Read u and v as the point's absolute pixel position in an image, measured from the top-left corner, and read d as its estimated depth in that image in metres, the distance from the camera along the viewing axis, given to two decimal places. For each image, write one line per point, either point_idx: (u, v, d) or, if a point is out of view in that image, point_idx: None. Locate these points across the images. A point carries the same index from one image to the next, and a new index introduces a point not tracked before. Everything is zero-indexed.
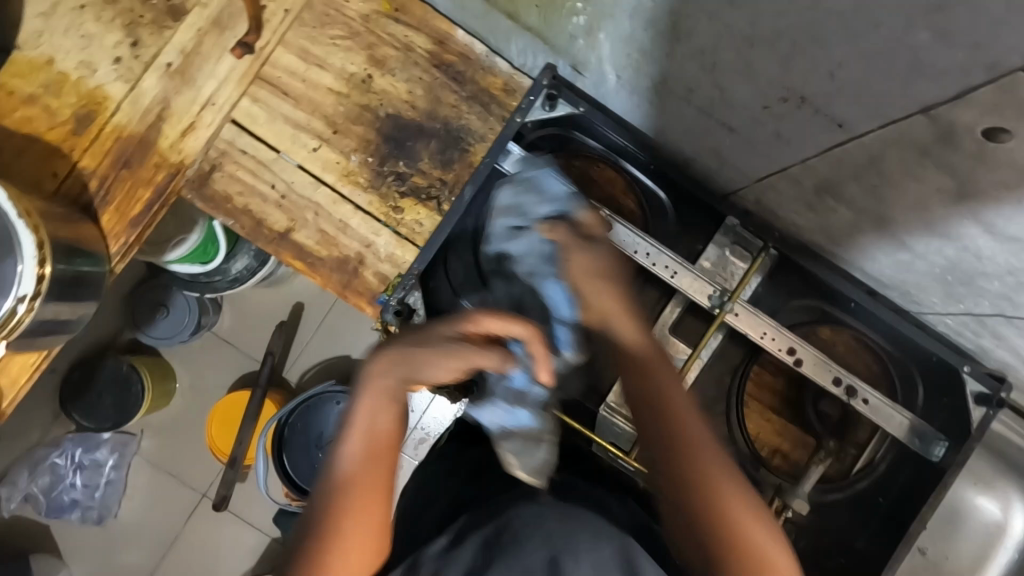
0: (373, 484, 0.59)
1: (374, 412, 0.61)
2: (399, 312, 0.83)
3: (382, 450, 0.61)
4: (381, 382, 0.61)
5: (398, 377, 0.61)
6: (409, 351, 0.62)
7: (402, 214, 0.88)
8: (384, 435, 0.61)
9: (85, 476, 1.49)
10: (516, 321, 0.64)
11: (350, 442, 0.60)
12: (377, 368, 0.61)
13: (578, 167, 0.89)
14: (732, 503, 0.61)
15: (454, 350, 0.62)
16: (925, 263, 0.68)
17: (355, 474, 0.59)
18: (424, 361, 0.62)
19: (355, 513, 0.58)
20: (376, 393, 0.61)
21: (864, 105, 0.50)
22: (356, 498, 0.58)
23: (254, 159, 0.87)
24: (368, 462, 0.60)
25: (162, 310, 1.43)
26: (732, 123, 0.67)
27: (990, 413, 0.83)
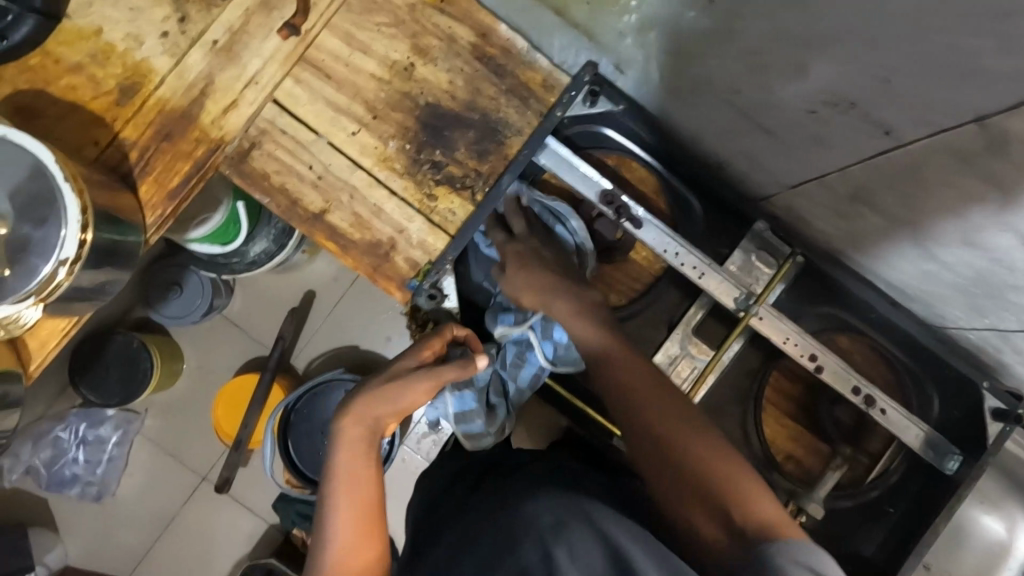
0: (364, 523, 0.68)
1: (352, 465, 0.69)
2: (432, 297, 0.89)
3: (363, 492, 0.69)
4: (355, 436, 0.70)
5: (370, 425, 0.70)
6: (373, 396, 0.71)
7: (436, 202, 0.89)
8: (364, 478, 0.69)
9: (89, 451, 1.48)
10: (444, 329, 0.79)
11: (336, 498, 0.68)
12: (349, 422, 0.70)
13: (612, 165, 0.93)
14: (699, 452, 0.64)
15: (422, 373, 0.73)
16: (953, 275, 0.69)
17: (346, 524, 0.67)
18: (386, 392, 0.72)
19: (345, 547, 0.66)
20: (348, 437, 0.70)
21: (914, 112, 0.51)
22: (349, 538, 0.67)
23: (293, 140, 0.89)
24: (351, 508, 0.68)
25: (175, 289, 1.42)
26: (773, 127, 0.69)
27: (1007, 429, 0.82)
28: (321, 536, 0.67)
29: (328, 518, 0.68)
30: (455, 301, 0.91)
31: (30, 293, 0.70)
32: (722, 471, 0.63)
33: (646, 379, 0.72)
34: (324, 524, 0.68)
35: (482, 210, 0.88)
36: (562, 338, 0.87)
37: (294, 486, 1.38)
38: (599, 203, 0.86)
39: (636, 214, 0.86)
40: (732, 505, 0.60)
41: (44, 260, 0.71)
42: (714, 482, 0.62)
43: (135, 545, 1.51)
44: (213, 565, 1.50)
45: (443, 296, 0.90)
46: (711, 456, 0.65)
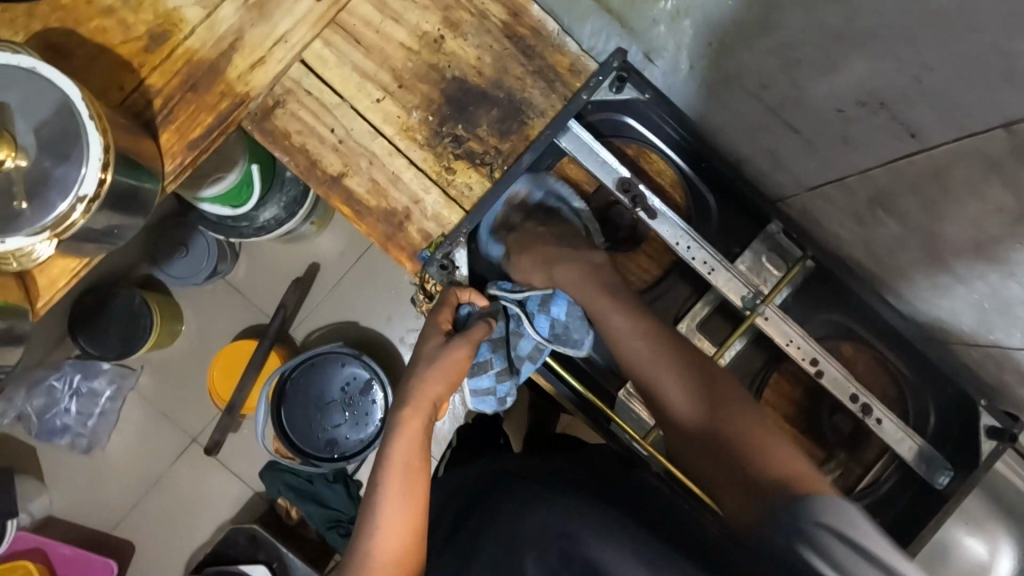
0: (415, 504, 0.67)
1: (407, 446, 0.70)
2: (444, 267, 0.86)
3: (414, 474, 0.68)
4: (412, 419, 0.71)
5: (425, 408, 0.72)
6: (423, 377, 0.75)
7: (454, 175, 0.89)
8: (417, 462, 0.69)
9: (81, 403, 1.48)
10: (457, 290, 0.83)
11: (389, 480, 0.68)
12: (406, 408, 0.72)
13: (631, 156, 0.93)
14: (740, 425, 0.65)
15: (459, 341, 0.77)
16: (964, 288, 0.70)
17: (397, 504, 0.66)
18: (427, 369, 0.75)
19: (395, 525, 0.64)
20: (403, 421, 0.72)
21: (943, 113, 0.52)
22: (399, 516, 0.65)
23: (317, 101, 0.89)
24: (404, 489, 0.67)
25: (182, 250, 1.43)
26: (797, 125, 0.69)
27: (1000, 447, 0.84)
28: (370, 517, 0.66)
29: (377, 499, 0.66)
30: (466, 273, 0.87)
31: (46, 226, 0.70)
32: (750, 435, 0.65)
33: (664, 359, 0.73)
34: (374, 507, 0.66)
35: (498, 186, 0.88)
36: (560, 313, 0.86)
37: (286, 454, 1.38)
38: (616, 190, 0.86)
39: (652, 205, 0.86)
40: (756, 465, 0.62)
41: (60, 196, 0.71)
42: (743, 446, 0.64)
43: (120, 499, 1.51)
44: (197, 526, 1.50)
45: (455, 267, 0.87)
46: (743, 422, 0.66)
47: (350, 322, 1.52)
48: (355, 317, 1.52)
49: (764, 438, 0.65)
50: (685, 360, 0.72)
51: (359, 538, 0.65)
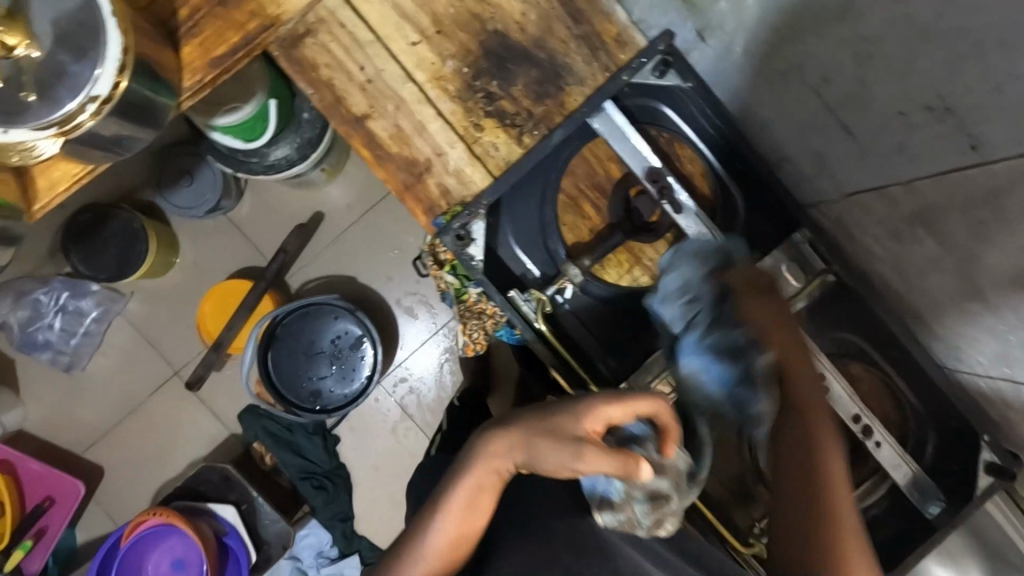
0: (460, 547, 0.59)
1: (477, 484, 0.59)
2: (459, 238, 0.78)
3: (472, 515, 0.60)
4: (495, 458, 0.59)
5: (513, 459, 0.59)
6: (534, 434, 0.57)
7: (481, 133, 0.86)
8: (480, 504, 0.60)
9: (67, 320, 1.45)
10: (640, 401, 0.56)
11: (444, 511, 0.59)
12: (495, 442, 0.59)
13: (663, 144, 0.87)
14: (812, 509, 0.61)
15: (584, 452, 0.54)
16: (991, 317, 0.68)
17: (445, 541, 0.59)
18: (545, 454, 0.56)
19: (431, 560, 0.58)
20: (494, 470, 0.59)
21: (1012, 129, 0.50)
22: (439, 553, 0.59)
23: (350, 36, 0.84)
24: (457, 523, 0.59)
25: (186, 179, 1.39)
26: (851, 125, 0.66)
27: (997, 484, 0.82)
28: (413, 536, 0.60)
29: (429, 523, 0.59)
30: (481, 249, 0.79)
31: (52, 122, 0.67)
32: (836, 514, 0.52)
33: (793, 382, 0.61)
34: (422, 526, 0.60)
35: (525, 160, 0.79)
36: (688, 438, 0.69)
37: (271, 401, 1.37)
38: (644, 179, 0.82)
39: (679, 199, 0.82)
40: None
41: (71, 94, 0.67)
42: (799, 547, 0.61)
43: (96, 423, 1.49)
44: (169, 460, 1.49)
45: (469, 241, 0.79)
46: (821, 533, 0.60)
47: (349, 277, 1.49)
48: (354, 272, 1.49)
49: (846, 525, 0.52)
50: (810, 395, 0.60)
51: (400, 543, 0.61)
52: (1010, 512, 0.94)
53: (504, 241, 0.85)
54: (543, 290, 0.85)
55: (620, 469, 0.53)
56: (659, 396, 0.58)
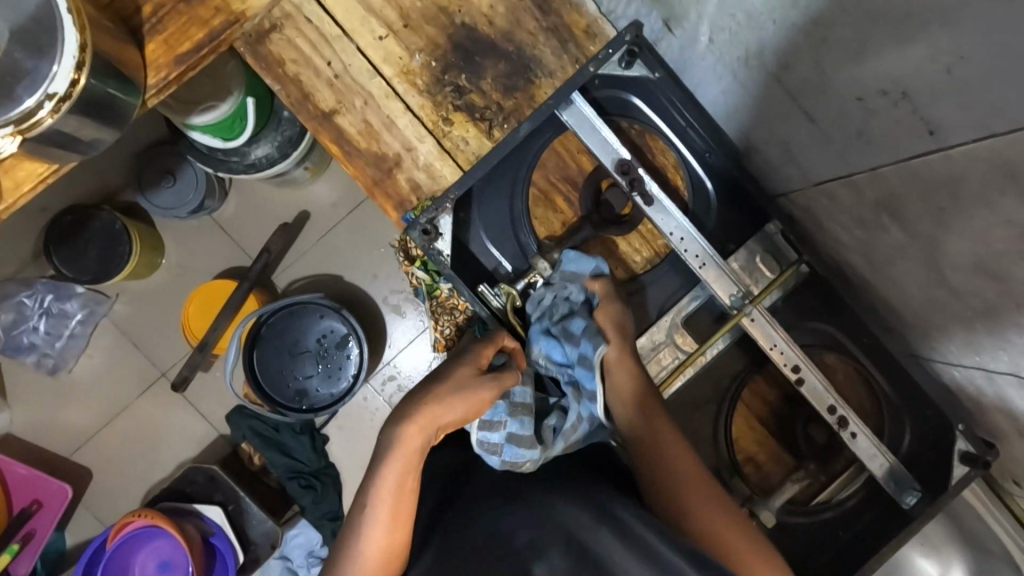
0: (402, 528, 0.60)
1: (403, 464, 0.61)
2: (426, 233, 0.77)
3: (404, 496, 0.61)
4: (415, 433, 0.62)
5: (433, 425, 0.63)
6: (436, 408, 0.63)
7: (451, 127, 0.85)
8: (409, 480, 0.61)
9: (51, 323, 1.45)
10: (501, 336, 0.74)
11: (377, 500, 0.60)
12: (409, 421, 0.62)
13: (633, 136, 0.87)
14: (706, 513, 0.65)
15: (486, 386, 0.67)
16: (958, 303, 0.68)
17: (385, 530, 0.59)
18: (451, 406, 0.64)
19: (376, 555, 0.58)
20: (409, 447, 0.62)
21: (966, 114, 0.49)
22: (382, 545, 0.59)
23: (316, 31, 0.83)
24: (391, 511, 0.60)
25: (168, 178, 1.37)
26: (814, 113, 0.65)
27: (971, 473, 0.81)
28: (353, 540, 0.59)
29: (364, 519, 0.60)
30: (448, 244, 0.78)
31: (9, 121, 0.66)
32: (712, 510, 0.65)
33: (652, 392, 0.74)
34: (357, 526, 0.60)
35: (490, 157, 0.77)
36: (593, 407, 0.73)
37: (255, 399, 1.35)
38: (614, 172, 0.80)
39: (650, 190, 0.81)
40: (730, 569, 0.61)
41: (29, 92, 0.66)
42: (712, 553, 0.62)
43: (82, 426, 1.48)
44: (157, 462, 1.48)
45: (437, 235, 0.78)
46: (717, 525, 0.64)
47: (334, 276, 1.48)
48: (339, 271, 1.48)
49: (722, 519, 0.64)
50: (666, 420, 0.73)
51: (343, 548, 0.60)
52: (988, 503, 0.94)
53: (476, 235, 0.84)
54: (514, 284, 0.84)
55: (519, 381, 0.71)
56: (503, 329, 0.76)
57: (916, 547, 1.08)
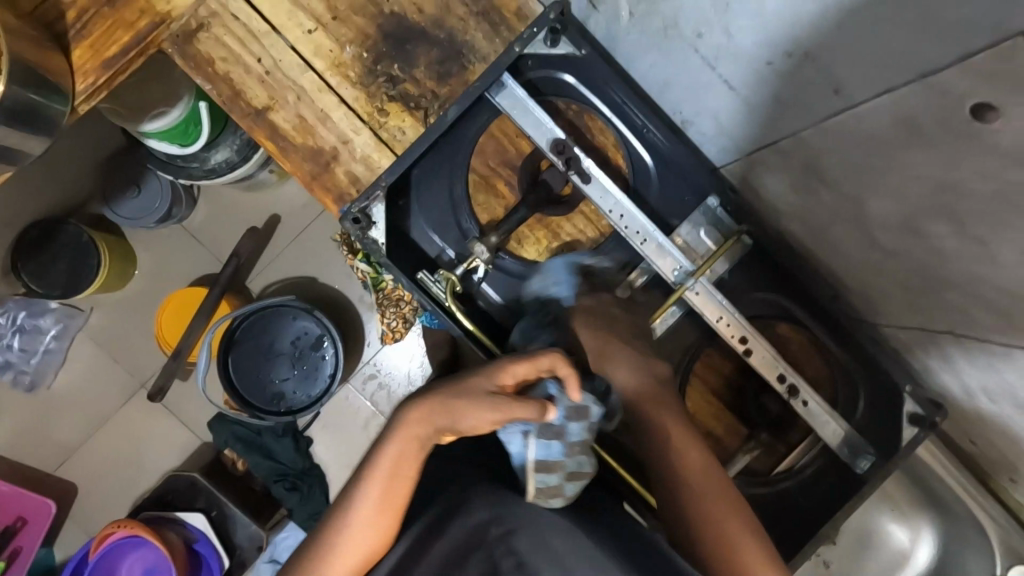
0: (388, 517, 0.60)
1: (398, 453, 0.61)
2: (358, 222, 0.77)
3: (396, 484, 0.61)
4: (411, 426, 0.61)
5: (431, 425, 0.61)
6: (449, 398, 0.61)
7: (386, 118, 0.85)
8: (403, 471, 0.61)
9: (25, 340, 1.44)
10: (539, 355, 0.64)
11: (370, 478, 0.61)
12: (413, 408, 0.62)
13: (571, 116, 0.87)
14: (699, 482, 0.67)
15: (493, 404, 0.60)
16: (893, 264, 0.68)
17: (373, 514, 0.59)
18: (460, 411, 0.61)
19: (358, 536, 0.59)
20: (409, 437, 0.61)
21: (867, 68, 0.49)
22: (364, 532, 0.59)
23: (244, 28, 0.83)
24: (383, 495, 0.60)
25: (133, 189, 1.38)
26: (734, 81, 0.65)
27: (921, 434, 0.82)
28: (344, 509, 0.60)
29: (354, 496, 0.60)
30: (383, 232, 0.78)
31: None
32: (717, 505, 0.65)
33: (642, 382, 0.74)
34: (348, 499, 0.61)
35: (417, 144, 0.78)
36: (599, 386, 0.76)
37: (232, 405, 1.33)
38: (550, 152, 0.81)
39: (586, 168, 0.81)
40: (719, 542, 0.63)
41: None
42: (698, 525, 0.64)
43: (64, 440, 1.48)
44: (140, 473, 1.48)
45: (371, 225, 0.77)
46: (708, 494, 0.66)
47: (307, 278, 1.47)
48: (315, 273, 1.48)
49: (728, 511, 0.65)
50: (667, 410, 0.72)
51: (332, 522, 0.61)
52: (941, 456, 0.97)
53: (419, 225, 0.85)
54: (454, 269, 0.84)
55: (537, 417, 0.61)
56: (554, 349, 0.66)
57: (888, 514, 1.10)
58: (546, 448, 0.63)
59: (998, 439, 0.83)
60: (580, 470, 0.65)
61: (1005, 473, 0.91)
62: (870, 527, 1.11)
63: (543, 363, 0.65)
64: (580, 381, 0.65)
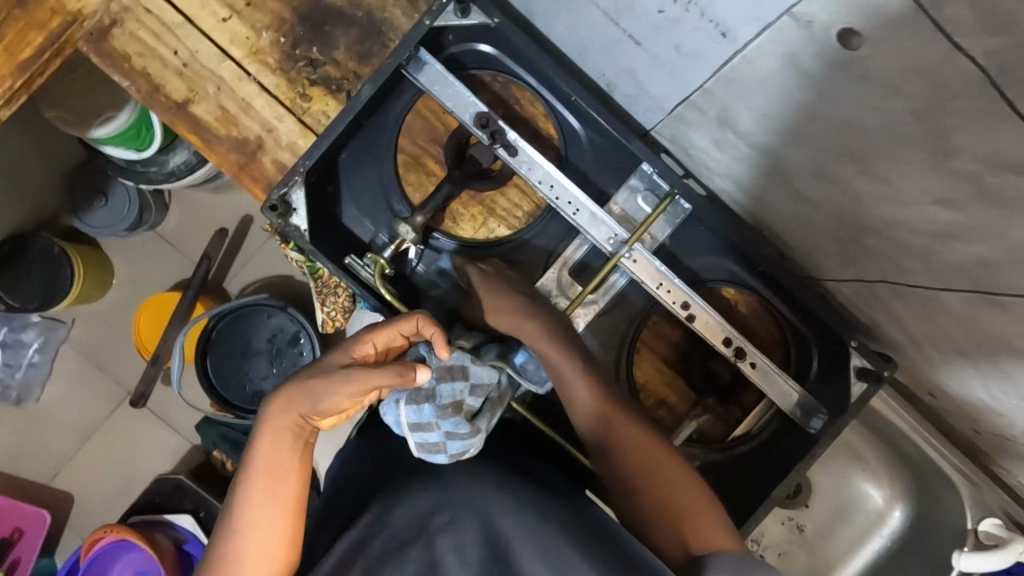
0: (282, 512, 0.59)
1: (270, 446, 0.60)
2: (277, 210, 0.76)
3: (279, 475, 0.60)
4: (276, 417, 0.60)
5: (296, 412, 0.60)
6: (304, 382, 0.60)
7: (309, 103, 0.83)
8: (285, 463, 0.60)
9: (8, 354, 1.40)
10: (398, 320, 0.64)
11: (251, 480, 0.59)
12: (275, 401, 0.61)
13: (498, 89, 0.85)
14: (641, 455, 0.67)
15: (347, 377, 0.58)
16: (818, 215, 0.66)
17: (258, 511, 0.58)
18: (320, 391, 0.59)
19: (253, 540, 0.57)
20: (275, 429, 0.60)
21: (742, 6, 0.48)
22: (255, 531, 0.58)
23: (158, 20, 0.81)
24: (263, 491, 0.59)
25: (100, 198, 1.32)
26: (635, 34, 0.62)
27: (870, 390, 0.80)
28: (229, 518, 0.59)
29: (237, 502, 0.59)
30: (304, 218, 0.77)
31: None
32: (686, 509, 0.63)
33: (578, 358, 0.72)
34: (233, 507, 0.59)
35: (335, 125, 0.77)
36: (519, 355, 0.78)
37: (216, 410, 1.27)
38: (474, 126, 0.78)
39: (511, 140, 0.79)
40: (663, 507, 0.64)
41: None
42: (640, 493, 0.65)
43: (57, 453, 1.44)
44: (133, 479, 1.44)
45: (291, 211, 0.77)
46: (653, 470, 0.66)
47: (284, 278, 1.41)
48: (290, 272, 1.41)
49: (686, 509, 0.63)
50: (634, 424, 0.70)
51: (219, 535, 0.59)
52: (902, 408, 0.96)
53: (352, 213, 0.84)
54: (383, 252, 0.83)
55: (399, 380, 0.58)
56: (418, 311, 0.65)
57: (861, 473, 1.08)
58: (417, 414, 0.66)
59: (950, 390, 0.81)
60: (461, 429, 0.67)
61: (967, 424, 0.89)
62: (846, 488, 1.08)
63: (405, 327, 0.64)
64: (446, 337, 0.63)
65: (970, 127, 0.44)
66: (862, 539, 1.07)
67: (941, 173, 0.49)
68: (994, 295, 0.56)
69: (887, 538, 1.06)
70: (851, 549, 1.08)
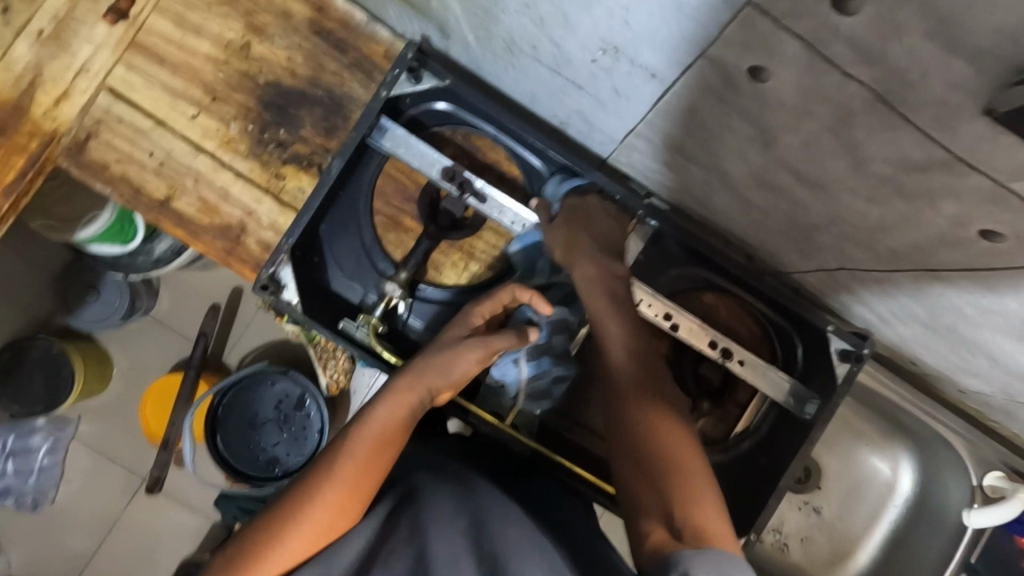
0: (365, 480, 0.62)
1: (388, 412, 0.65)
2: (268, 288, 0.80)
3: (386, 442, 0.64)
4: (405, 391, 0.67)
5: (423, 387, 0.68)
6: (436, 355, 0.70)
7: (285, 181, 0.88)
8: (392, 433, 0.65)
9: (18, 462, 1.40)
10: (499, 291, 0.71)
11: (358, 437, 0.63)
12: (408, 373, 0.69)
13: (460, 141, 0.89)
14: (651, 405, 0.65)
15: (473, 345, 0.69)
16: (771, 218, 0.72)
17: (354, 466, 0.61)
18: (450, 361, 0.69)
19: (335, 490, 0.60)
20: (399, 394, 0.67)
21: (662, 54, 0.53)
22: (342, 484, 0.60)
23: (131, 126, 0.86)
24: (367, 451, 0.63)
25: (93, 293, 1.35)
26: (577, 80, 0.67)
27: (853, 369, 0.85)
28: (327, 460, 0.62)
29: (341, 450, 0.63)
30: (295, 293, 0.81)
31: None
32: (689, 477, 0.60)
33: (616, 305, 0.73)
34: (332, 454, 0.62)
35: (310, 201, 0.81)
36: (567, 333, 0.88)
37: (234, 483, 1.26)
38: (442, 180, 0.82)
39: (480, 189, 0.83)
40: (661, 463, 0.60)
41: None
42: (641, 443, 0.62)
43: (79, 553, 1.43)
44: (160, 565, 1.43)
45: (282, 288, 0.81)
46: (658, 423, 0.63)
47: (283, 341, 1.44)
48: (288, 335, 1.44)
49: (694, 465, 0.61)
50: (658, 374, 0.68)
51: (309, 473, 0.62)
52: (890, 379, 1.00)
53: (338, 278, 0.88)
54: (374, 311, 0.86)
55: (515, 343, 0.70)
56: (512, 282, 0.71)
57: (865, 447, 1.10)
58: (538, 366, 0.85)
59: (924, 355, 0.86)
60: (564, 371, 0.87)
61: (952, 386, 0.94)
62: (856, 467, 1.10)
63: (504, 298, 0.71)
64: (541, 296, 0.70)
65: (876, 136, 0.49)
66: (878, 510, 1.09)
67: (862, 175, 0.54)
68: (935, 270, 0.62)
69: (900, 507, 1.08)
70: (869, 523, 1.10)
